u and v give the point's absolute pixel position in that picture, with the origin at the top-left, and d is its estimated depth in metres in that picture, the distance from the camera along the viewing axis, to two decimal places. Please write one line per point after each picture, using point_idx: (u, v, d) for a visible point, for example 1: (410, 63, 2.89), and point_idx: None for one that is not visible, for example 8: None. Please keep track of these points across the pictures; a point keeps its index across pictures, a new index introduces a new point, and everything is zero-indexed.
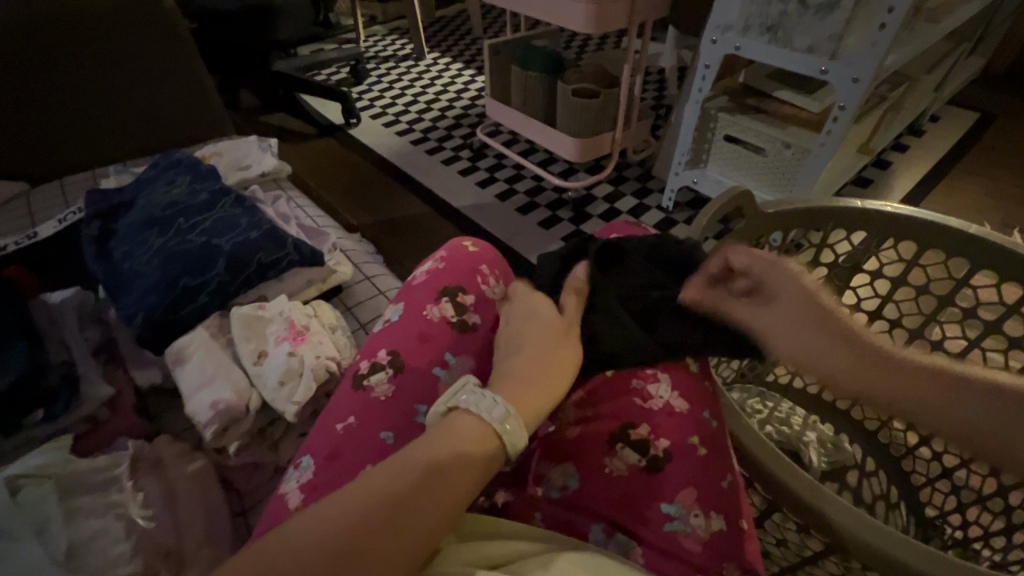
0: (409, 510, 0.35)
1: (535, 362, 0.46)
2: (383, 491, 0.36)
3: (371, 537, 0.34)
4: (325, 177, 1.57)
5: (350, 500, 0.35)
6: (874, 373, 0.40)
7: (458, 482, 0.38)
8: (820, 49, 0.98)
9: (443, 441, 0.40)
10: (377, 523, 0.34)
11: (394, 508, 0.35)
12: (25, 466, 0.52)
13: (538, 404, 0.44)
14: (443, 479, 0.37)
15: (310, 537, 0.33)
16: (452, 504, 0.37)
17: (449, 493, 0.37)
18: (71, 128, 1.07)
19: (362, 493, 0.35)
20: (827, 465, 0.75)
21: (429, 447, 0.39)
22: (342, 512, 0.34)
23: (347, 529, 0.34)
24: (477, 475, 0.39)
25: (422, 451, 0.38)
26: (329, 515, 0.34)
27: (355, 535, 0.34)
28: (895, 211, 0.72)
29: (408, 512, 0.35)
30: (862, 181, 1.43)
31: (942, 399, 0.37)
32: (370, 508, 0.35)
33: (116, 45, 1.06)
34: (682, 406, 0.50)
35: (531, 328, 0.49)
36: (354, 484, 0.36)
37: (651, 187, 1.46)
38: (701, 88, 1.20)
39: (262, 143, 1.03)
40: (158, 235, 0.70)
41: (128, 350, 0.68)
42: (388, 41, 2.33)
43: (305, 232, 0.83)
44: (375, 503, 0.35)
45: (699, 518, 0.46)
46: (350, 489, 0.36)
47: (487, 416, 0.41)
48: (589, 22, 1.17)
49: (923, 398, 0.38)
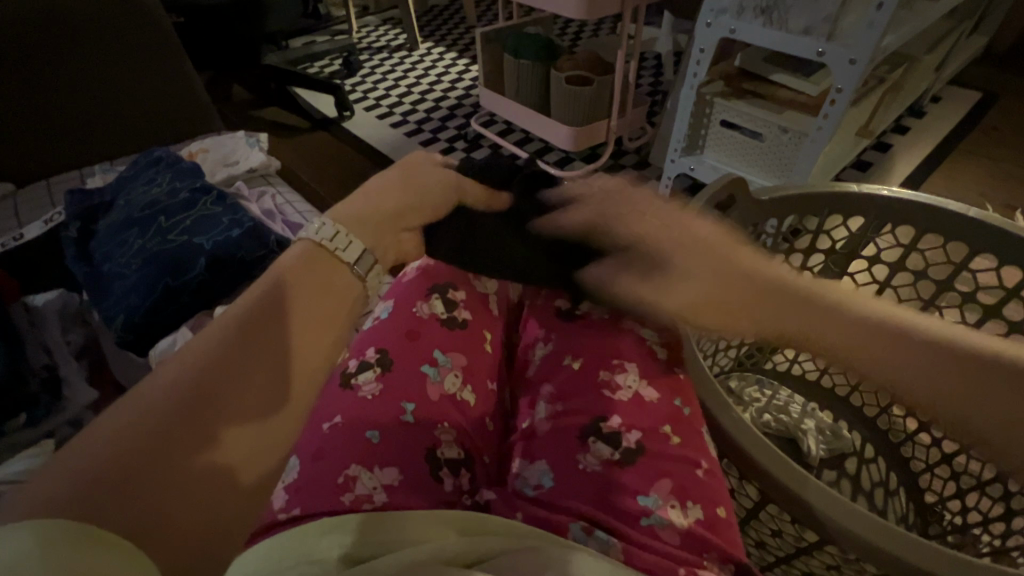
0: (256, 371, 0.36)
1: (391, 197, 0.50)
2: (218, 362, 0.35)
3: (213, 410, 0.33)
4: (318, 171, 1.56)
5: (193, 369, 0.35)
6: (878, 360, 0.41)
7: (311, 332, 0.40)
8: (817, 30, 0.96)
9: (280, 311, 0.39)
10: (222, 379, 0.35)
11: (238, 375, 0.35)
12: (8, 471, 0.53)
13: (375, 229, 0.47)
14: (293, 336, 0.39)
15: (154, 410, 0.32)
16: (306, 361, 0.39)
17: (300, 351, 0.39)
18: (55, 127, 1.06)
19: (192, 374, 0.34)
20: (826, 453, 0.74)
21: (269, 310, 0.39)
22: (175, 394, 0.33)
23: (184, 408, 0.33)
24: (327, 327, 0.41)
25: (259, 319, 0.38)
26: (161, 391, 0.33)
27: (194, 412, 0.33)
28: (892, 194, 0.71)
29: (260, 358, 0.37)
30: (863, 165, 1.41)
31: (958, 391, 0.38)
32: (210, 384, 0.34)
33: (97, 43, 1.04)
34: (651, 394, 0.52)
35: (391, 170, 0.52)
36: (198, 353, 0.35)
37: (648, 175, 1.44)
38: (695, 73, 1.18)
39: (251, 137, 1.02)
40: (139, 235, 0.69)
41: (112, 352, 0.68)
42: (381, 31, 2.30)
43: (290, 228, 0.82)
44: (211, 376, 0.35)
45: (675, 509, 0.45)
46: (180, 369, 0.35)
47: (336, 253, 0.43)
48: (581, 6, 1.14)
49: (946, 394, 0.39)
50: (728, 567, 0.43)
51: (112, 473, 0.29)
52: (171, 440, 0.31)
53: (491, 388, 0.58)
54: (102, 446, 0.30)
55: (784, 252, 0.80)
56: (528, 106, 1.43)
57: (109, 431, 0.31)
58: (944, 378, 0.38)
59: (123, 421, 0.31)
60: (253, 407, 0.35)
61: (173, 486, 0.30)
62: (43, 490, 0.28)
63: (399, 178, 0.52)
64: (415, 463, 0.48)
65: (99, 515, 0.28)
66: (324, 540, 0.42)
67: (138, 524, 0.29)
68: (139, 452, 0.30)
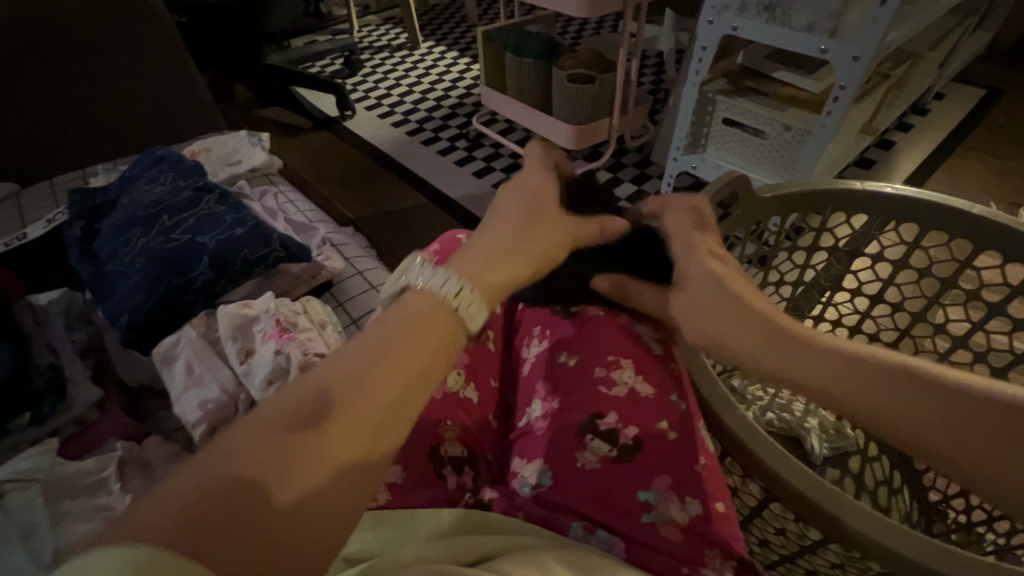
0: (350, 407, 0.31)
1: (524, 228, 0.46)
2: (315, 394, 0.31)
3: (303, 447, 0.30)
4: (320, 171, 1.56)
5: (292, 397, 0.31)
6: (820, 369, 0.38)
7: (416, 369, 0.34)
8: (819, 27, 0.95)
9: (386, 343, 0.35)
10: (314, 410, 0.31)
11: (332, 409, 0.31)
12: (13, 469, 0.53)
13: (487, 266, 0.42)
14: (394, 368, 0.34)
15: (249, 442, 0.29)
16: (406, 401, 0.33)
17: (401, 388, 0.33)
18: (56, 126, 1.06)
19: (287, 403, 0.31)
20: (829, 451, 0.74)
21: (376, 339, 0.35)
22: (267, 425, 0.30)
23: (274, 440, 0.29)
24: (434, 363, 0.36)
25: (362, 349, 0.34)
26: (261, 420, 0.31)
27: (283, 444, 0.29)
28: (895, 191, 0.71)
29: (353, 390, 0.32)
30: (865, 162, 1.40)
31: (897, 398, 0.35)
32: (303, 416, 0.30)
33: (98, 42, 1.04)
34: (647, 390, 0.51)
35: (522, 195, 0.49)
36: (300, 381, 0.33)
37: (650, 173, 1.44)
38: (698, 71, 1.17)
39: (253, 136, 1.02)
40: (142, 234, 0.69)
41: (115, 351, 0.68)
42: (382, 31, 2.30)
43: (293, 227, 0.83)
44: (305, 409, 0.31)
45: (675, 504, 0.45)
46: (279, 398, 0.32)
47: (445, 295, 0.39)
48: (583, 4, 1.13)
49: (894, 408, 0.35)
50: (730, 563, 0.43)
51: (199, 507, 0.27)
52: (259, 473, 0.28)
53: (493, 386, 0.58)
54: (196, 475, 0.28)
55: (787, 251, 0.79)
56: (530, 105, 1.43)
57: (207, 459, 0.29)
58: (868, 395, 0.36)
59: (219, 450, 0.29)
60: (346, 448, 0.31)
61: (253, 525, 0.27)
62: (141, 519, 0.26)
63: (517, 209, 0.48)
64: (415, 460, 0.49)
65: (181, 549, 0.25)
66: None
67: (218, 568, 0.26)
68: (228, 484, 0.28)
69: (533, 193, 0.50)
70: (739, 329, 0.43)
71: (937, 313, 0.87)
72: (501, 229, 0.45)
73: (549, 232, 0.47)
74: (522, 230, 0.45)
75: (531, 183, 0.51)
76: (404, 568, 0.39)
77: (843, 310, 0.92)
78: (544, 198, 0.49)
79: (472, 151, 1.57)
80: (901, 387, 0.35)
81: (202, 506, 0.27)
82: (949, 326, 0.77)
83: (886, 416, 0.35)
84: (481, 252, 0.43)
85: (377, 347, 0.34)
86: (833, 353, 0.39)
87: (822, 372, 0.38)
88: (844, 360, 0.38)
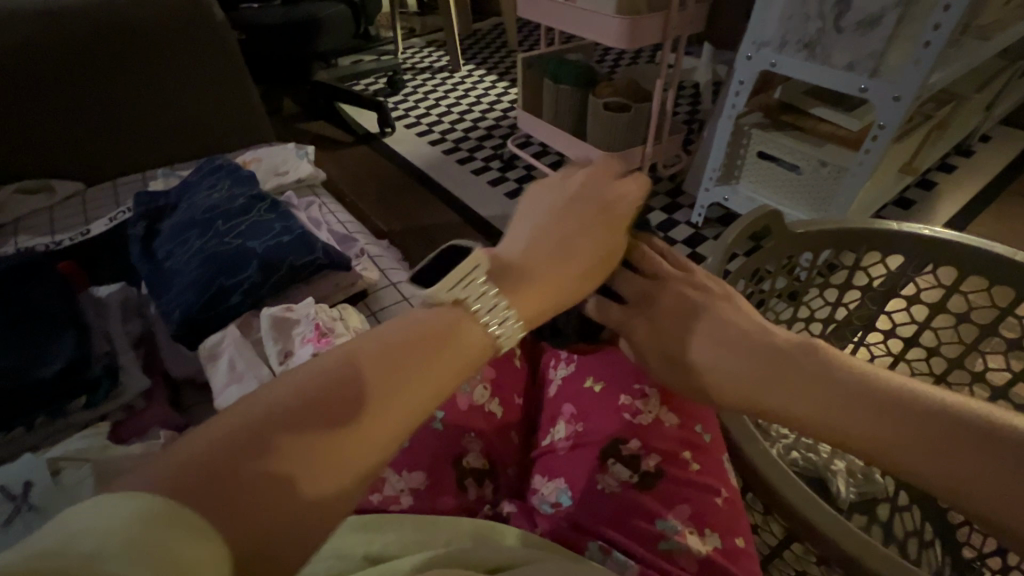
0: (381, 387, 0.32)
1: (582, 250, 0.43)
2: (360, 355, 0.33)
3: (342, 402, 0.31)
4: (358, 185, 1.62)
5: (327, 360, 0.33)
6: (822, 401, 0.39)
7: (448, 366, 0.35)
8: (860, 66, 0.96)
9: (443, 327, 0.36)
10: (352, 377, 0.32)
11: (367, 384, 0.32)
12: (67, 449, 0.56)
13: (544, 286, 0.41)
14: (419, 374, 0.34)
15: (280, 398, 0.30)
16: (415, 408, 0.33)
17: (435, 372, 0.34)
18: (123, 131, 1.14)
19: (337, 363, 0.32)
20: (856, 497, 0.73)
21: (404, 334, 0.35)
22: (305, 381, 0.31)
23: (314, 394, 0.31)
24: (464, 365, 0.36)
25: (401, 332, 0.35)
26: (296, 378, 0.32)
27: (326, 397, 0.31)
28: (935, 234, 0.70)
29: (391, 360, 0.33)
30: (905, 202, 1.38)
31: (960, 460, 0.34)
32: (344, 382, 0.32)
33: (164, 56, 1.12)
34: (671, 420, 0.51)
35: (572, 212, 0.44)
36: (338, 346, 0.34)
37: (681, 202, 1.45)
38: (734, 104, 1.18)
39: (300, 150, 1.07)
40: (199, 236, 0.74)
41: (165, 345, 0.72)
42: (426, 53, 2.40)
43: (335, 237, 0.86)
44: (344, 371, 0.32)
45: (693, 535, 0.45)
46: (290, 381, 0.31)
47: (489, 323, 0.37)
48: (622, 37, 1.17)
49: (901, 438, 0.36)
50: None
51: (245, 440, 0.28)
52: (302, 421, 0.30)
53: (518, 403, 0.58)
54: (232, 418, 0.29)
55: (819, 286, 0.79)
56: (565, 130, 1.46)
57: (240, 412, 0.29)
58: (923, 451, 0.35)
59: (254, 403, 0.30)
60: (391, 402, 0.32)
61: (257, 498, 0.27)
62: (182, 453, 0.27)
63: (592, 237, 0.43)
64: (441, 469, 0.50)
65: (189, 504, 0.26)
66: (352, 537, 0.45)
67: (244, 499, 0.27)
68: (263, 427, 0.29)
69: (569, 201, 0.45)
70: (788, 391, 0.41)
71: (977, 361, 0.84)
72: (551, 239, 0.43)
73: (605, 254, 0.44)
74: (580, 260, 0.42)
75: (586, 235, 0.43)
76: (432, 569, 0.41)
77: (877, 351, 0.90)
78: (602, 199, 0.45)
79: (504, 172, 1.61)
80: (904, 417, 0.37)
81: (238, 454, 0.28)
82: (988, 375, 0.75)
83: (965, 485, 0.34)
84: (526, 274, 0.40)
85: (417, 336, 0.35)
86: (847, 386, 0.39)
87: (830, 412, 0.39)
88: (853, 395, 0.39)
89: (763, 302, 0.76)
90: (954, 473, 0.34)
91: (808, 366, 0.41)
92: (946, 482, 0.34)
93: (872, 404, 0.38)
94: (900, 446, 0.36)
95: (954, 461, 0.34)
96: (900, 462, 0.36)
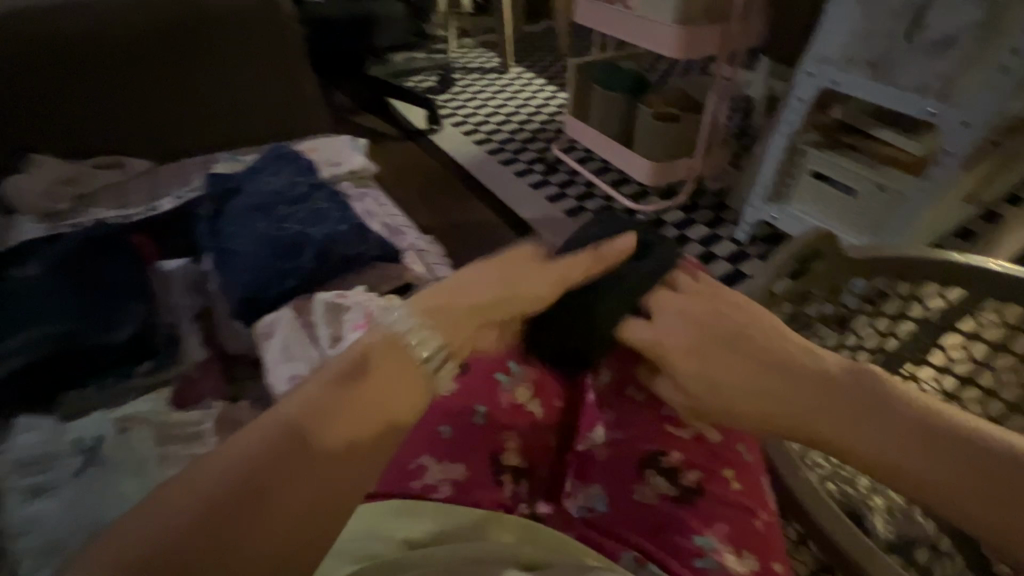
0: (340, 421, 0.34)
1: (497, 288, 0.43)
2: (316, 395, 0.34)
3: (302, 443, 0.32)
4: (403, 179, 1.65)
5: (283, 411, 0.34)
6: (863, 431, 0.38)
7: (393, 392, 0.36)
8: (929, 90, 0.93)
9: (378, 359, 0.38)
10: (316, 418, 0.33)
11: (326, 420, 0.33)
12: (131, 410, 0.60)
13: (462, 323, 0.41)
14: (374, 397, 0.35)
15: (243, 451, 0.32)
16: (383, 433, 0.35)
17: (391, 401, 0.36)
18: (189, 114, 1.19)
19: (295, 409, 0.34)
20: (893, 537, 0.70)
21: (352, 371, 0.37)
22: (267, 432, 0.33)
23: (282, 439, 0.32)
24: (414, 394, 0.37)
25: (351, 368, 0.37)
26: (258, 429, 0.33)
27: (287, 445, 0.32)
28: (1002, 269, 0.67)
29: (352, 397, 0.35)
30: (965, 232, 1.32)
31: (998, 500, 0.35)
32: (305, 424, 0.33)
33: (234, 46, 1.18)
34: (714, 435, 0.50)
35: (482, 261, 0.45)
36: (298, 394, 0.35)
37: (725, 218, 1.42)
38: (790, 121, 1.15)
39: (354, 142, 1.11)
40: (260, 220, 0.77)
41: (222, 322, 0.75)
42: (476, 53, 2.43)
43: (386, 229, 0.89)
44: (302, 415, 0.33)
45: (730, 554, 0.44)
46: (253, 431, 0.33)
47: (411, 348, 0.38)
48: (677, 46, 1.16)
49: (943, 475, 0.36)
50: None
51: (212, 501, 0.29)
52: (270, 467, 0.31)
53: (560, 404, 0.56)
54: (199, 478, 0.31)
55: (869, 314, 0.77)
56: (611, 137, 1.45)
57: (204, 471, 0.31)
58: (961, 487, 0.36)
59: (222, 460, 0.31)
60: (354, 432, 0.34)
61: (236, 533, 0.29)
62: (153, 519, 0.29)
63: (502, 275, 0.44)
64: (479, 463, 0.51)
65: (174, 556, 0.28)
66: (391, 522, 0.46)
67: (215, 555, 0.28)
68: (230, 482, 0.30)
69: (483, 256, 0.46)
70: (830, 418, 0.39)
71: None
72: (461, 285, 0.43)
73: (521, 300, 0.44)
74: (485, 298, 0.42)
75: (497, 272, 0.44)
76: (469, 559, 0.42)
77: None
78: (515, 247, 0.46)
79: (547, 175, 1.62)
80: (932, 444, 0.37)
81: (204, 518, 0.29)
82: None
83: (998, 524, 0.35)
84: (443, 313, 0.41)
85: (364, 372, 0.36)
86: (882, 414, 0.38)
87: (861, 437, 0.38)
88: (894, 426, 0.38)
89: (807, 326, 0.74)
90: (990, 512, 0.35)
91: (847, 389, 0.40)
92: (982, 520, 0.35)
93: (914, 437, 0.37)
94: (918, 466, 0.37)
95: (969, 483, 0.36)
96: (939, 497, 0.36)
